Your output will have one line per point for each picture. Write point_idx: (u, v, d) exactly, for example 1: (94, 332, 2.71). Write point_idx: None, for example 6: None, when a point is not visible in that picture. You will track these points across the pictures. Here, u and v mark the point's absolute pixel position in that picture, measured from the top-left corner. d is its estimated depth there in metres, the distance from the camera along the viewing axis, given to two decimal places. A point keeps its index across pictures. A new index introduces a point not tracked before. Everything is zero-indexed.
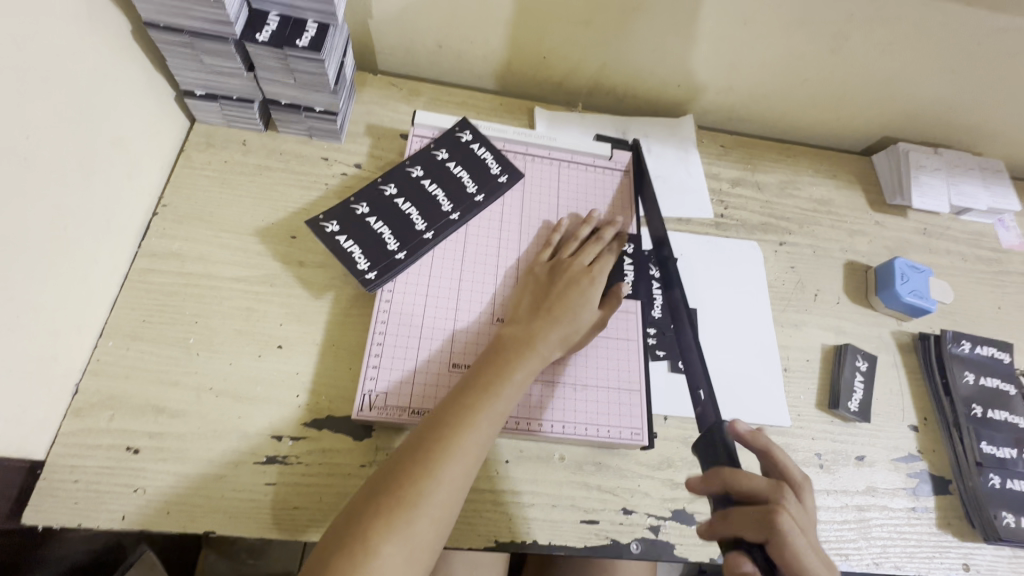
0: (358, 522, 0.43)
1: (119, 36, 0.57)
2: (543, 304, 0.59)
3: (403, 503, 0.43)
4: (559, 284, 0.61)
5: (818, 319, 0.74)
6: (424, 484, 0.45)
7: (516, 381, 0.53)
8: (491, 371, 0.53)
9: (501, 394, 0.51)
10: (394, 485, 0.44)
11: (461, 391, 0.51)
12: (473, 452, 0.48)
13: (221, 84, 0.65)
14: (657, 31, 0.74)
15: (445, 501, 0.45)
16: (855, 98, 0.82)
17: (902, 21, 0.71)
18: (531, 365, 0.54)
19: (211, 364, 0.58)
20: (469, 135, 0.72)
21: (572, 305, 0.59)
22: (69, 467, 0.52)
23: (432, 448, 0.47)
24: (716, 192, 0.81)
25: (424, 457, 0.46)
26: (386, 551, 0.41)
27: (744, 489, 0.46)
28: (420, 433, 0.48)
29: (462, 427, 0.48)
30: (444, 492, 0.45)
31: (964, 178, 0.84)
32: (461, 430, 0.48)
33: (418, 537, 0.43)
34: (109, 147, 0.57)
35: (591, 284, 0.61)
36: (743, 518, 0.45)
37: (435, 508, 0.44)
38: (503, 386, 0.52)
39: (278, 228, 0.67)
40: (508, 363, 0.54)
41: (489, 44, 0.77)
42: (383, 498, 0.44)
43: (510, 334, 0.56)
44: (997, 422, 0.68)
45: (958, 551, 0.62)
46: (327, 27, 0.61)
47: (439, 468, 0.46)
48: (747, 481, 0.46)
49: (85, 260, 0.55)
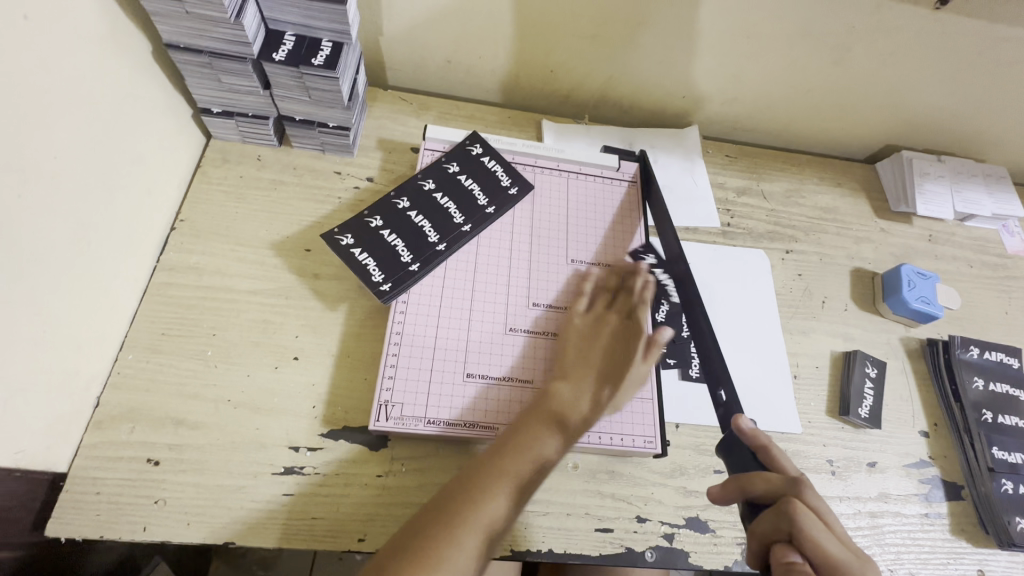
0: (395, 561, 0.43)
1: (140, 56, 0.59)
2: (594, 349, 0.60)
3: (441, 548, 0.44)
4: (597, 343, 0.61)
5: (826, 326, 0.74)
6: (463, 532, 0.45)
7: (555, 450, 0.53)
8: (530, 436, 0.53)
9: (538, 463, 0.51)
10: (419, 543, 0.44)
11: (500, 454, 0.51)
12: (512, 502, 0.49)
13: (237, 102, 0.66)
14: (662, 44, 0.75)
15: (472, 567, 0.45)
16: (858, 107, 0.83)
17: (902, 33, 0.72)
18: (569, 435, 0.54)
19: (229, 376, 0.59)
20: (480, 148, 0.73)
21: (616, 356, 0.60)
22: (91, 479, 0.52)
23: (464, 509, 0.47)
24: (722, 201, 0.82)
25: (454, 518, 0.46)
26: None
27: (766, 492, 0.46)
28: (460, 482, 0.49)
29: (496, 493, 0.48)
30: (482, 539, 0.46)
31: (968, 185, 0.85)
32: (494, 496, 0.48)
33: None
34: (129, 165, 0.58)
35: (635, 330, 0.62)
36: (763, 518, 0.45)
37: (470, 554, 0.45)
38: (541, 455, 0.52)
39: (292, 240, 0.68)
40: (548, 429, 0.54)
41: (498, 59, 0.79)
42: (424, 540, 0.45)
43: (553, 395, 0.56)
44: (1008, 427, 0.68)
45: (973, 557, 0.62)
46: (341, 45, 0.62)
47: (476, 516, 0.47)
48: (768, 483, 0.46)
49: (105, 274, 0.56)
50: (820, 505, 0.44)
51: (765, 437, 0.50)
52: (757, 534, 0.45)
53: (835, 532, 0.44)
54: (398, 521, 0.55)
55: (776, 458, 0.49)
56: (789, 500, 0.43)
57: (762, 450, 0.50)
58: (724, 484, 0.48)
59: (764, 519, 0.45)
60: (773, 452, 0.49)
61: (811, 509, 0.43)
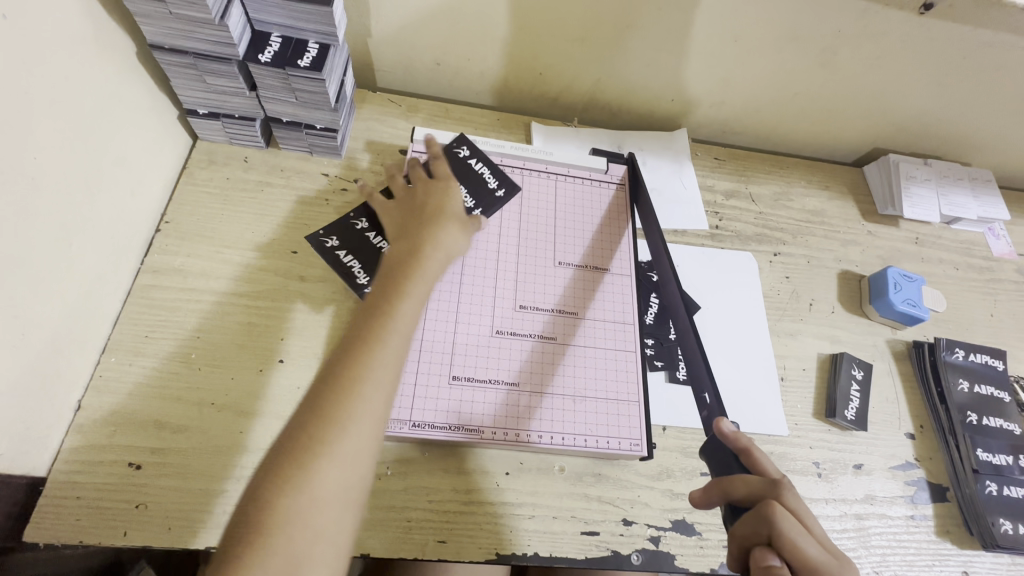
0: (281, 461, 0.42)
1: (124, 57, 0.59)
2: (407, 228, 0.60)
3: (331, 420, 0.43)
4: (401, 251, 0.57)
5: (813, 328, 0.75)
6: (358, 395, 0.45)
7: (389, 349, 0.48)
8: (372, 336, 0.48)
9: (381, 361, 0.47)
10: (287, 455, 0.42)
11: (350, 361, 0.47)
12: (399, 348, 0.48)
13: (223, 103, 0.66)
14: (650, 47, 0.76)
15: (343, 474, 0.42)
16: (846, 110, 0.83)
17: (888, 37, 0.72)
18: (404, 331, 0.49)
19: (213, 379, 0.59)
20: (467, 149, 0.73)
21: (430, 221, 0.60)
22: (71, 484, 0.52)
23: (325, 415, 0.44)
24: (711, 204, 0.82)
25: (316, 425, 0.43)
26: (318, 483, 0.41)
27: (746, 494, 0.46)
28: (331, 369, 0.46)
29: (357, 392, 0.45)
30: (375, 408, 0.45)
31: (954, 189, 0.86)
32: (348, 398, 0.44)
33: (353, 466, 0.43)
34: (112, 166, 0.58)
35: (450, 194, 0.64)
36: (743, 521, 0.45)
37: (367, 420, 0.44)
38: (376, 353, 0.47)
39: (279, 242, 0.68)
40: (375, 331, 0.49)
41: (487, 60, 0.79)
42: (309, 434, 0.43)
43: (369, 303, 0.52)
44: (992, 429, 0.68)
45: (958, 559, 0.62)
46: (328, 47, 0.62)
47: (364, 377, 0.46)
48: (748, 486, 0.46)
49: (88, 277, 0.56)
50: (799, 507, 0.44)
51: (746, 437, 0.49)
52: (738, 537, 0.45)
53: (815, 533, 0.44)
54: (383, 525, 0.54)
55: (757, 459, 0.48)
56: (768, 503, 0.43)
57: (743, 452, 0.49)
58: (707, 487, 0.48)
59: (744, 523, 0.44)
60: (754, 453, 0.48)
61: (790, 512, 0.43)
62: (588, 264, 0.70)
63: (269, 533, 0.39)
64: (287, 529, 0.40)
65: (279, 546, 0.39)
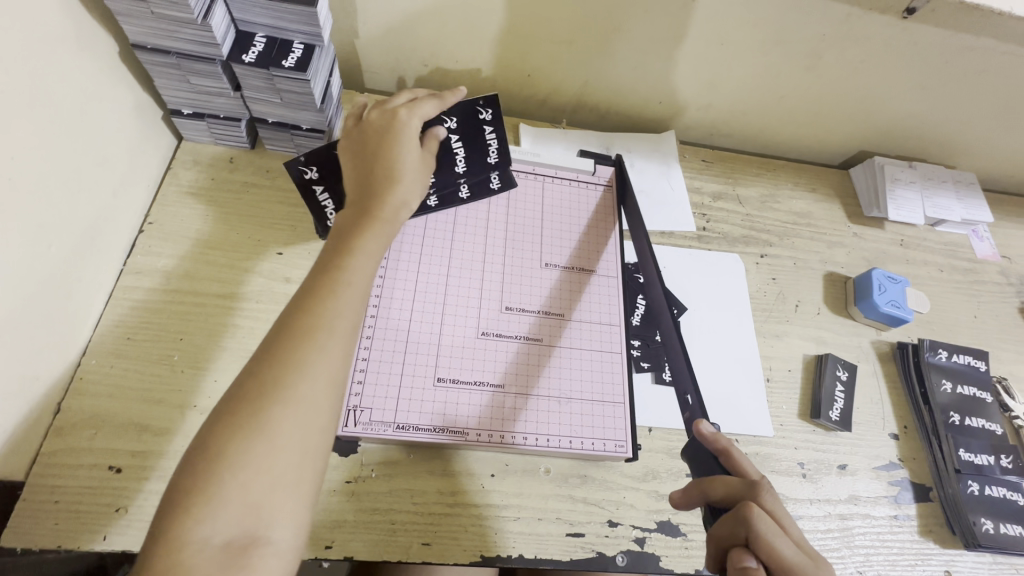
0: (231, 407, 0.40)
1: (105, 57, 0.58)
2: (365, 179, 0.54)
3: (282, 366, 0.41)
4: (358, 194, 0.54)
5: (799, 329, 0.75)
6: (315, 341, 0.43)
7: (348, 291, 0.46)
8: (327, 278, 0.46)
9: (338, 304, 0.45)
10: (239, 403, 0.40)
11: (300, 301, 0.45)
12: (361, 293, 0.47)
13: (208, 103, 0.66)
14: (637, 49, 0.76)
15: (311, 416, 0.41)
16: (831, 113, 0.84)
17: (872, 41, 0.73)
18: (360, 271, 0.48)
19: (196, 381, 0.58)
20: (453, 122, 0.63)
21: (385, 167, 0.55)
22: (50, 487, 0.51)
23: (281, 357, 0.42)
24: (698, 206, 0.83)
25: (272, 369, 0.41)
26: (273, 428, 0.39)
27: (725, 495, 0.46)
28: (287, 313, 0.44)
29: (315, 331, 0.43)
30: (333, 353, 0.43)
31: (938, 191, 0.87)
32: (305, 338, 0.43)
33: (312, 410, 0.41)
34: (93, 167, 0.57)
35: (403, 129, 0.57)
36: (722, 522, 0.45)
37: (325, 365, 0.42)
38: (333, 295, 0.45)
39: (265, 244, 0.67)
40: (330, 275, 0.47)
41: (474, 62, 0.79)
42: (262, 377, 0.41)
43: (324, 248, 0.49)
44: (974, 429, 0.69)
45: (940, 559, 0.63)
46: (313, 48, 0.62)
47: (323, 323, 0.44)
48: (726, 486, 0.47)
49: (68, 278, 0.55)
50: (777, 507, 0.44)
51: (726, 441, 0.50)
52: (716, 540, 0.45)
53: (793, 534, 0.44)
54: (367, 528, 0.54)
55: (737, 461, 0.49)
56: (744, 503, 0.44)
57: (723, 454, 0.50)
58: (687, 490, 0.49)
59: (722, 524, 0.45)
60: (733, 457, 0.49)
61: (766, 512, 0.43)
62: (575, 266, 0.70)
63: (221, 479, 0.37)
64: (242, 474, 0.38)
65: (233, 492, 0.37)
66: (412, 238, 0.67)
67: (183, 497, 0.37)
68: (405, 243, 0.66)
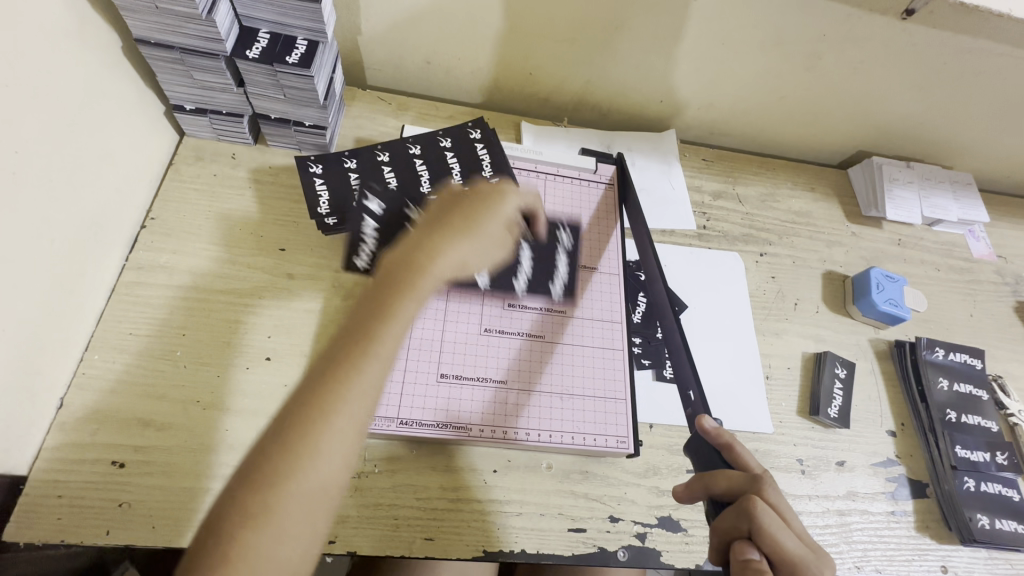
0: (263, 464, 0.37)
1: (109, 51, 0.58)
2: (441, 217, 0.51)
3: (305, 439, 0.38)
4: (414, 238, 0.49)
5: (798, 327, 0.76)
6: (339, 407, 0.39)
7: (382, 352, 0.42)
8: (358, 339, 0.42)
9: (366, 368, 0.41)
10: (261, 477, 0.37)
11: (329, 363, 0.41)
12: (392, 358, 0.42)
13: (210, 99, 0.66)
14: (639, 48, 0.76)
15: (324, 494, 0.38)
16: (830, 113, 0.85)
17: (871, 42, 0.74)
18: (395, 326, 0.43)
19: (198, 376, 0.58)
20: (478, 133, 0.75)
21: (479, 218, 0.52)
22: (53, 482, 0.51)
23: (302, 426, 0.38)
24: (699, 205, 0.83)
25: (294, 440, 0.38)
26: (301, 487, 0.37)
27: (728, 489, 0.47)
28: (313, 375, 0.40)
29: (339, 398, 0.40)
30: (356, 421, 0.40)
31: (935, 191, 0.87)
32: (330, 405, 0.39)
33: (327, 490, 0.38)
34: (96, 162, 0.57)
35: (485, 201, 0.54)
36: (725, 515, 0.45)
37: (357, 416, 0.40)
38: (366, 359, 0.41)
39: (267, 240, 0.67)
40: (363, 333, 0.42)
41: (476, 60, 0.79)
42: (281, 453, 0.38)
43: (364, 297, 0.45)
44: (970, 426, 0.70)
45: (937, 554, 0.64)
46: (317, 44, 0.62)
47: (367, 368, 0.41)
48: (730, 480, 0.47)
49: (71, 273, 0.55)
50: (780, 500, 0.44)
51: (728, 436, 0.50)
52: (719, 532, 0.46)
53: (795, 527, 0.45)
54: (370, 523, 0.54)
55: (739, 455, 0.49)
56: (748, 496, 0.44)
57: (726, 448, 0.50)
58: (690, 484, 0.49)
59: (726, 517, 0.45)
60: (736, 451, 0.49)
61: (770, 505, 0.44)
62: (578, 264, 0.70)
63: (246, 544, 0.35)
64: (268, 540, 0.36)
65: (259, 561, 0.35)
66: None
67: (207, 564, 0.35)
68: None
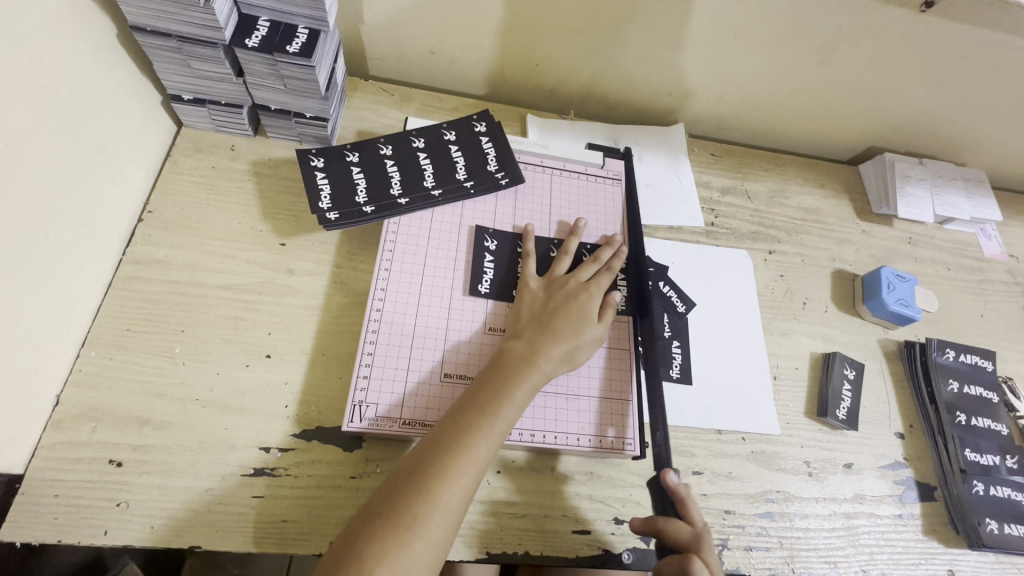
0: (419, 473, 0.46)
1: (103, 38, 0.56)
2: (542, 321, 0.58)
3: (452, 466, 0.46)
4: (562, 300, 0.60)
5: (807, 327, 0.75)
6: (479, 437, 0.49)
7: (518, 398, 0.52)
8: (497, 378, 0.53)
9: (501, 411, 0.51)
10: (412, 490, 0.45)
11: (473, 394, 0.52)
12: (517, 409, 0.52)
13: (209, 89, 0.64)
14: (649, 39, 0.74)
15: (448, 522, 0.45)
16: (842, 109, 0.83)
17: (887, 34, 0.72)
18: (531, 381, 0.53)
19: (197, 374, 0.57)
20: (484, 126, 0.73)
21: (572, 322, 0.58)
22: (49, 482, 0.50)
23: (450, 450, 0.47)
24: (707, 201, 0.82)
25: (442, 461, 0.47)
26: (442, 501, 0.45)
27: (671, 537, 0.52)
28: (458, 411, 0.51)
29: (477, 433, 0.49)
30: (482, 456, 0.48)
31: (948, 189, 0.86)
32: (467, 440, 0.48)
33: (452, 518, 0.45)
34: (91, 153, 0.55)
35: (591, 308, 0.60)
36: (666, 563, 0.51)
37: (480, 467, 0.48)
38: (501, 404, 0.51)
39: (266, 233, 0.66)
40: (506, 378, 0.53)
41: (481, 50, 0.77)
42: (431, 468, 0.46)
43: (511, 350, 0.56)
44: (981, 429, 0.69)
45: (944, 558, 0.63)
46: (318, 32, 0.60)
47: (490, 422, 0.50)
48: (677, 531, 0.52)
49: (66, 268, 0.54)
50: (714, 558, 0.51)
51: (688, 490, 0.55)
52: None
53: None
54: None
55: (689, 510, 0.54)
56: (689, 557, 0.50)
57: (679, 501, 0.54)
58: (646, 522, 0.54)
59: (667, 565, 0.51)
60: (688, 506, 0.54)
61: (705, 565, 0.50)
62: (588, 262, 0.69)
63: (402, 542, 0.42)
64: (418, 542, 0.43)
65: (409, 558, 0.42)
66: (418, 230, 0.66)
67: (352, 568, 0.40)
68: (411, 236, 0.65)
